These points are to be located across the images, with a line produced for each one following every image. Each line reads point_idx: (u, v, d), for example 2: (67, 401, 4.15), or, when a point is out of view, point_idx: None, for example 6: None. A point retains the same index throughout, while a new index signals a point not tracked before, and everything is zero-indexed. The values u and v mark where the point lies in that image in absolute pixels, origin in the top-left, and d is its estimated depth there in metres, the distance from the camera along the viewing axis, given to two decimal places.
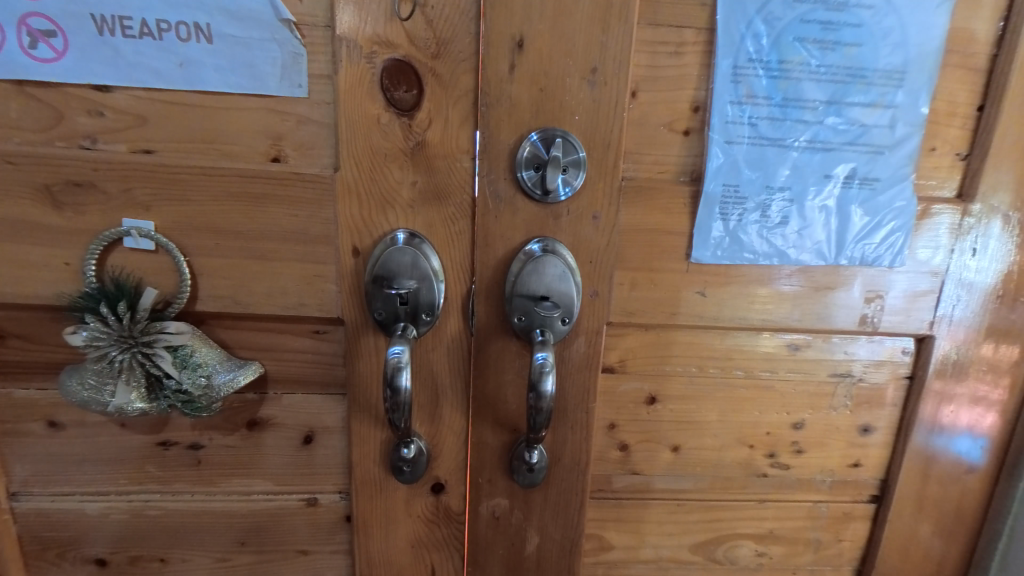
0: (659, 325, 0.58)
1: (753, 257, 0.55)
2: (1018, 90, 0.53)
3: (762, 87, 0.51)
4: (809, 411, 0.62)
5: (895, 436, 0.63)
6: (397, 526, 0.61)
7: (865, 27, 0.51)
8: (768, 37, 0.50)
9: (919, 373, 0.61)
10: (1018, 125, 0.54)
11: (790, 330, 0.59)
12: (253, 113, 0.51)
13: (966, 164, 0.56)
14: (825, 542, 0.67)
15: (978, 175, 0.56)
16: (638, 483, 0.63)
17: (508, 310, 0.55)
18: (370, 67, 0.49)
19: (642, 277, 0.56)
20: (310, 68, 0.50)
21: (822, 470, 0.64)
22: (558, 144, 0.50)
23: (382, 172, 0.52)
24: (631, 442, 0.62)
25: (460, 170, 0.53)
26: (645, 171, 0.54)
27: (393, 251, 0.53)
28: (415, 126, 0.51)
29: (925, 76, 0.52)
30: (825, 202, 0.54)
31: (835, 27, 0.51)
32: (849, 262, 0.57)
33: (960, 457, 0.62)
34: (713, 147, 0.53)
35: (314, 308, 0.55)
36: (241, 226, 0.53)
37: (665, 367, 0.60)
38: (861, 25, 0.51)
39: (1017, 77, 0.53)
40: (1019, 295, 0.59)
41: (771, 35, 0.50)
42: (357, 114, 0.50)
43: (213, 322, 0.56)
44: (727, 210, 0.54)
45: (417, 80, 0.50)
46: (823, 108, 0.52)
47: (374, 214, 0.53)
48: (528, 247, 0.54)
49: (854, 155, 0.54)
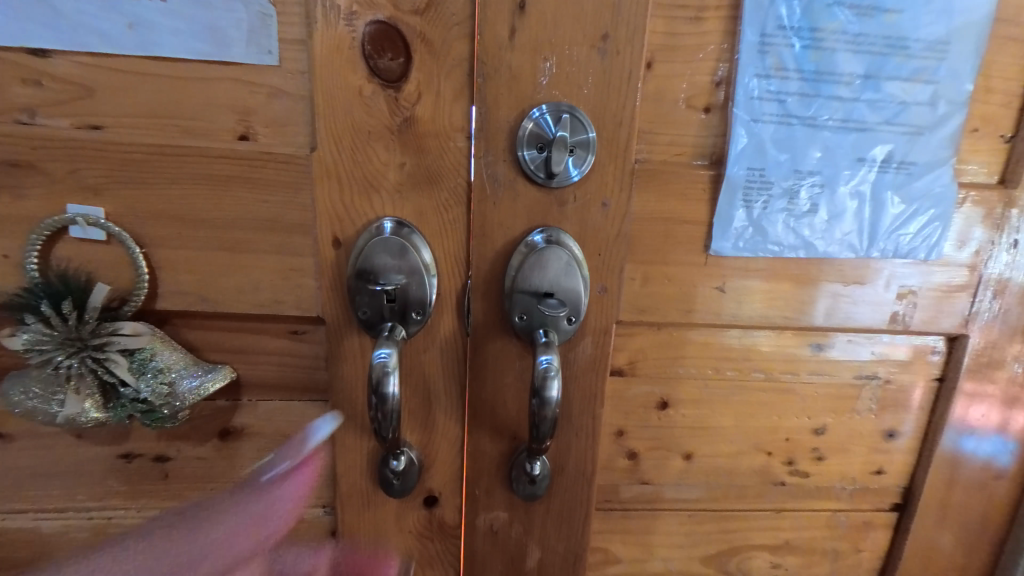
0: (672, 323, 0.53)
1: (778, 249, 0.50)
2: None
3: (793, 58, 0.46)
4: (830, 416, 0.58)
5: (921, 441, 0.59)
6: (386, 541, 0.56)
7: None
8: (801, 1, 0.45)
9: (949, 374, 0.57)
10: None
11: (812, 328, 0.55)
12: (216, 83, 0.45)
13: (1009, 147, 0.51)
14: (844, 552, 0.63)
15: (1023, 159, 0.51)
16: (647, 493, 0.59)
17: (507, 308, 0.50)
18: (351, 30, 0.43)
19: (655, 271, 0.51)
20: (280, 32, 0.44)
21: (843, 478, 0.60)
22: (565, 121, 0.45)
23: (365, 152, 0.46)
24: (640, 450, 0.57)
25: (453, 151, 0.47)
26: (659, 152, 0.49)
27: (379, 242, 0.47)
28: (402, 99, 0.45)
29: (971, 47, 0.47)
30: (858, 188, 0.49)
31: None
32: (881, 254, 0.52)
33: (989, 462, 0.58)
34: (737, 126, 0.47)
35: (291, 306, 0.50)
36: (207, 214, 0.47)
37: (677, 370, 0.55)
38: None
39: None
40: None
41: None
42: (336, 86, 0.44)
43: (177, 322, 0.50)
44: (751, 196, 0.49)
45: (405, 47, 0.44)
46: (859, 83, 0.47)
47: (357, 201, 0.47)
48: (530, 238, 0.48)
49: (890, 136, 0.48)
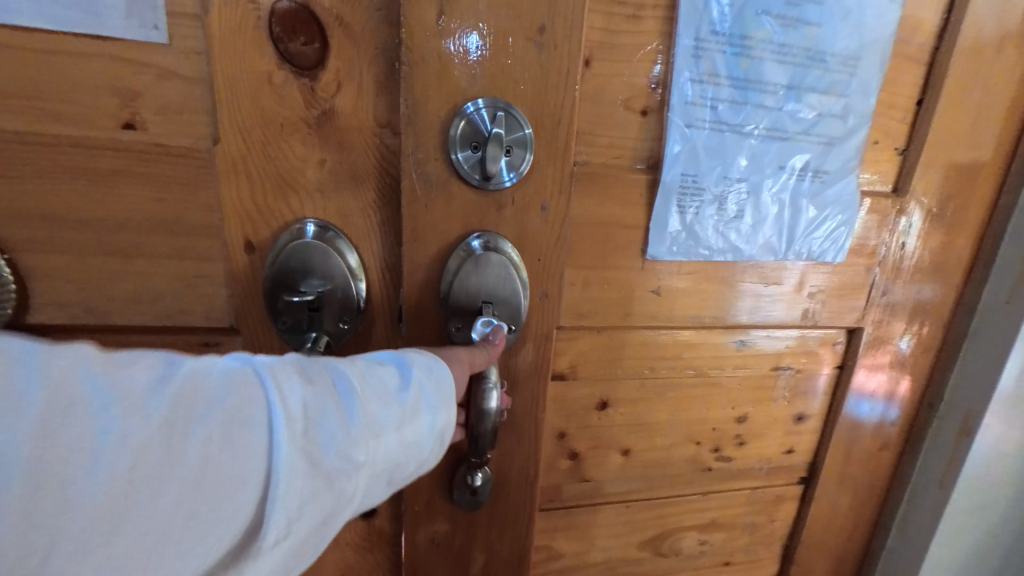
0: (611, 326, 0.53)
1: (709, 253, 0.52)
2: (964, 86, 0.53)
3: (724, 65, 0.46)
4: (751, 406, 0.62)
5: (824, 422, 0.65)
6: (321, 557, 0.54)
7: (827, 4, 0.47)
8: (732, 6, 0.45)
9: (849, 363, 0.62)
10: (960, 123, 0.54)
11: (737, 325, 0.57)
12: (91, 59, 0.38)
13: (903, 158, 0.56)
14: (760, 525, 0.68)
15: (913, 170, 0.55)
16: (588, 490, 0.60)
17: (444, 317, 0.47)
18: (254, 8, 0.38)
19: (595, 275, 0.51)
20: (168, 3, 0.38)
21: (761, 459, 0.64)
22: (500, 119, 0.43)
23: (279, 147, 0.41)
24: (581, 450, 0.58)
25: (380, 148, 0.43)
26: (598, 154, 0.48)
27: (302, 247, 0.43)
28: (319, 90, 0.41)
29: (878, 62, 0.50)
30: (779, 195, 0.51)
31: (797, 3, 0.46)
32: (796, 257, 0.55)
33: (877, 437, 0.66)
34: (673, 132, 0.47)
35: (197, 316, 0.45)
36: (87, 213, 0.41)
37: (615, 371, 0.56)
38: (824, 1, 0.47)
39: (962, 68, 0.52)
40: (942, 290, 0.60)
41: (736, 5, 0.45)
42: (240, 72, 0.39)
43: (56, 337, 0.43)
44: (685, 201, 0.49)
45: (320, 31, 0.40)
46: (783, 93, 0.49)
47: (272, 200, 0.43)
48: (468, 243, 0.46)
49: (808, 146, 0.51)
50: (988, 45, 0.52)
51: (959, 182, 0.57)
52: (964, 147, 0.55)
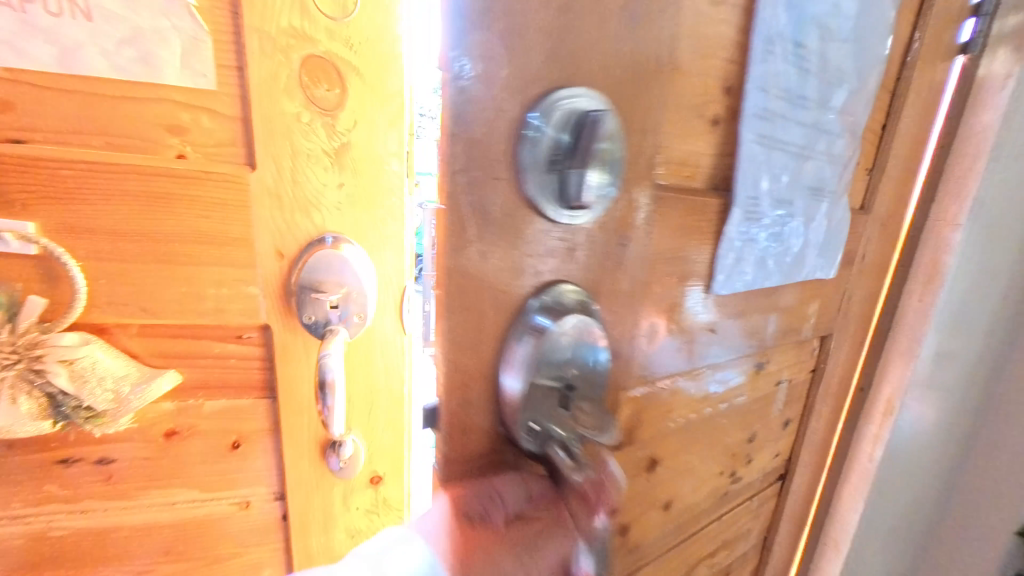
0: (673, 374, 0.46)
1: (755, 278, 0.50)
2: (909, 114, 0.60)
3: (787, 74, 0.44)
4: (759, 423, 0.61)
5: (801, 421, 0.70)
6: (336, 521, 0.63)
7: (852, 24, 0.49)
8: (796, 9, 0.42)
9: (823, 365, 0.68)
10: (904, 148, 0.62)
11: (761, 348, 0.56)
12: (147, 100, 0.46)
13: (871, 179, 0.61)
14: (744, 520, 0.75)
15: (877, 190, 0.61)
16: (632, 561, 0.50)
17: (521, 430, 0.31)
18: (286, 61, 0.47)
19: (661, 317, 0.42)
20: (216, 56, 0.46)
21: (759, 470, 0.67)
22: (600, 116, 0.29)
23: (305, 173, 0.50)
24: (631, 522, 0.47)
25: (389, 173, 0.53)
26: (671, 169, 0.39)
27: (323, 255, 0.52)
28: (338, 126, 0.50)
29: (875, 85, 0.54)
30: (804, 215, 0.53)
31: (836, 17, 0.47)
32: (808, 276, 0.57)
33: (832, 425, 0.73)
34: (744, 144, 0.43)
35: (236, 312, 0.53)
36: (144, 227, 0.48)
37: (667, 425, 0.48)
38: (850, 21, 0.48)
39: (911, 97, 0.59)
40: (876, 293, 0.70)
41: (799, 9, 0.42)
42: (274, 112, 0.48)
43: (114, 330, 0.51)
44: (746, 225, 0.46)
45: (339, 79, 0.48)
46: (818, 110, 0.49)
47: (299, 217, 0.51)
48: (537, 314, 0.31)
49: (824, 166, 0.53)
50: (924, 82, 0.59)
51: (896, 199, 0.65)
52: (896, 172, 0.63)
